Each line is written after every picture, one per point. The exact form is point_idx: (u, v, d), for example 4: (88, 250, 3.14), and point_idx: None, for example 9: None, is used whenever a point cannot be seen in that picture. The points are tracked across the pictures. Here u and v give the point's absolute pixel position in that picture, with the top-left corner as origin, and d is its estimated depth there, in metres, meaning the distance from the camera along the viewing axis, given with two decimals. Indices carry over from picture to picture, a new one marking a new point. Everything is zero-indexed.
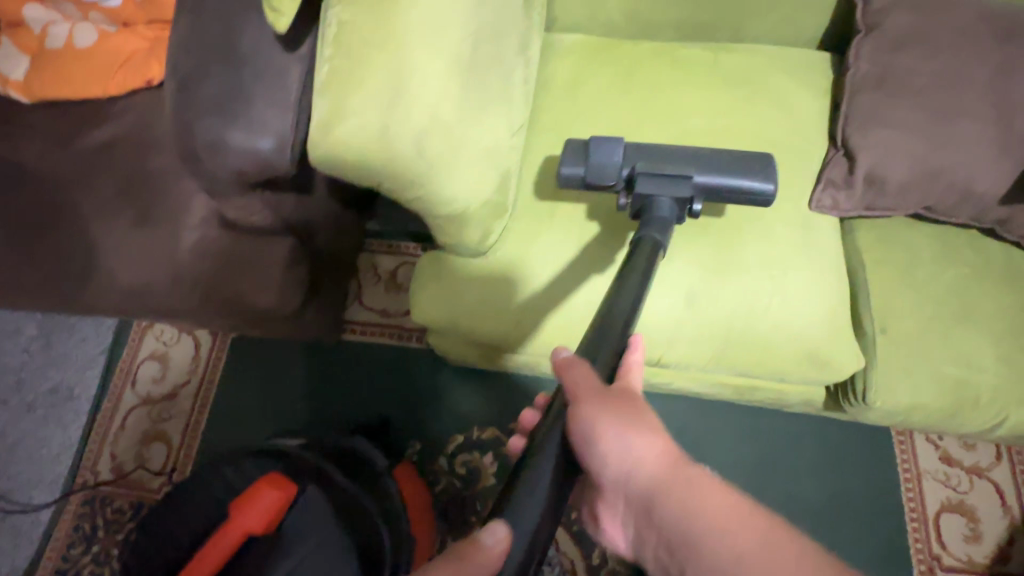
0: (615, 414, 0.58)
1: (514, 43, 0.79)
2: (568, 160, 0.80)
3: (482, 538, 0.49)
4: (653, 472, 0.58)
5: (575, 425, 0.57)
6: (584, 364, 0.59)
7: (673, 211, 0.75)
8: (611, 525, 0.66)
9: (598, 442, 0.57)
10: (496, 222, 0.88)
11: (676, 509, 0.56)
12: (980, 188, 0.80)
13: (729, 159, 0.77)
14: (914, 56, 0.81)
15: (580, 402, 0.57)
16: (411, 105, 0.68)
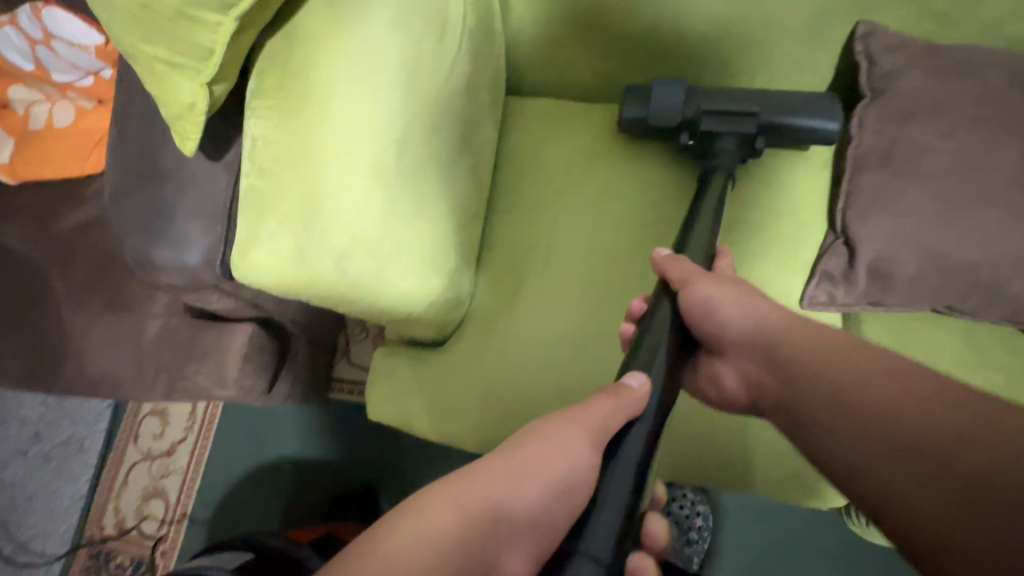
0: (729, 286, 0.62)
1: (456, 133, 0.72)
2: (629, 104, 0.79)
3: (628, 380, 0.54)
4: (770, 320, 0.59)
5: (689, 300, 0.62)
6: (683, 258, 0.66)
7: (738, 151, 0.75)
8: (730, 384, 0.64)
9: (714, 307, 0.61)
10: (453, 313, 0.82)
11: (798, 345, 0.56)
12: (1009, 289, 0.67)
13: (799, 99, 0.74)
14: (926, 132, 0.69)
15: (690, 278, 0.63)
16: (331, 225, 0.64)
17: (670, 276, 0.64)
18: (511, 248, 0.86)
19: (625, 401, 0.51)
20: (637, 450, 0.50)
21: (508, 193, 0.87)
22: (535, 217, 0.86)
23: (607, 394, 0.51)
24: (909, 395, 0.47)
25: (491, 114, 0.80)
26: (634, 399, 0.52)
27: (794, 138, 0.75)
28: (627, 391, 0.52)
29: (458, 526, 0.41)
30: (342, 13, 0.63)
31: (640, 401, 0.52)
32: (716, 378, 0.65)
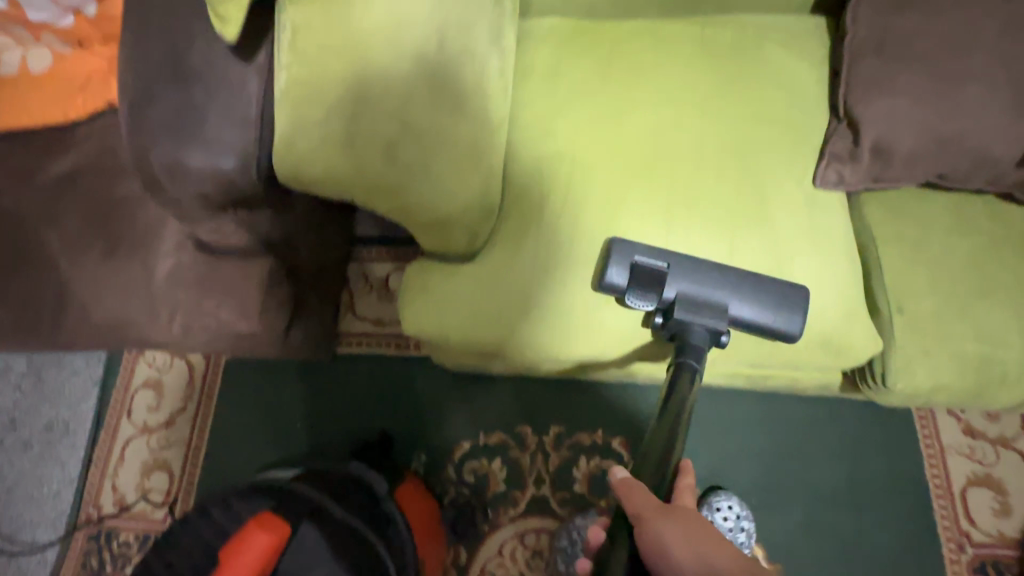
0: (684, 527, 0.61)
1: (486, 33, 0.73)
2: (612, 273, 0.75)
3: None
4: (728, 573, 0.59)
5: (644, 542, 0.61)
6: (638, 487, 0.66)
7: (704, 345, 0.75)
8: None
9: (670, 554, 0.59)
10: (484, 223, 0.82)
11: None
12: (994, 154, 0.75)
13: (770, 293, 0.74)
14: (915, 18, 0.76)
15: (644, 516, 0.62)
16: (378, 114, 0.64)
17: (629, 506, 0.64)
18: (535, 161, 0.86)
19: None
20: None
21: (527, 107, 0.88)
22: (556, 130, 0.86)
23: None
24: None
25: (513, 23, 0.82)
26: None
27: (757, 332, 0.77)
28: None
29: None
30: None
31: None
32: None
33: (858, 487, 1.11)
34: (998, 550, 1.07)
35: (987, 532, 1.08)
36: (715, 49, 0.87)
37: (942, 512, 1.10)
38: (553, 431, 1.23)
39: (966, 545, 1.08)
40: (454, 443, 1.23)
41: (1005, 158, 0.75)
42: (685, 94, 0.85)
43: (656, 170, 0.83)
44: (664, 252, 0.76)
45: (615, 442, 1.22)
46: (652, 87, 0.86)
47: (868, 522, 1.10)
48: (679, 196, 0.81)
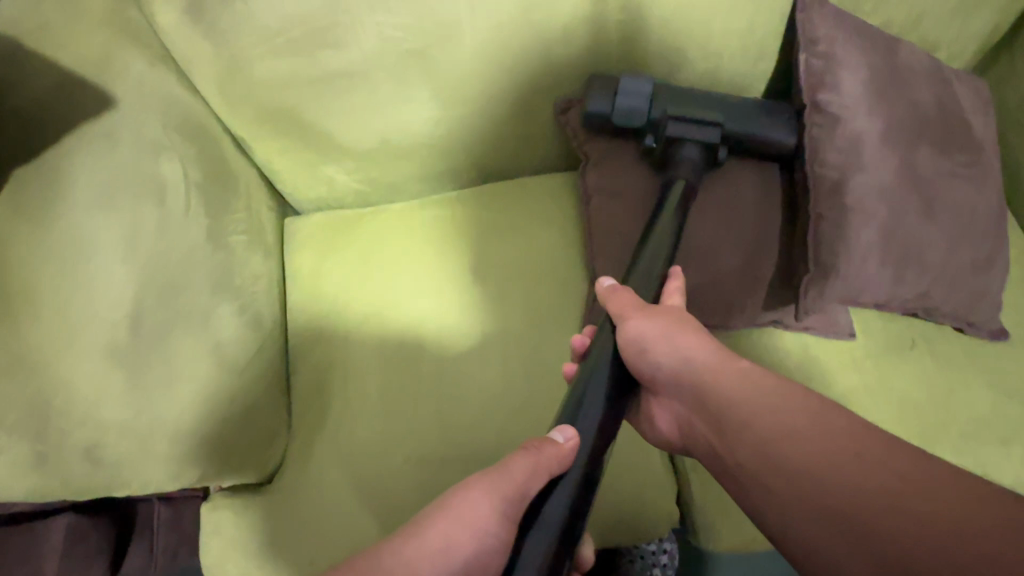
0: (665, 323, 0.62)
1: (206, 282, 0.72)
2: (592, 98, 0.74)
3: (553, 437, 0.53)
4: (698, 363, 0.61)
5: (625, 337, 0.62)
6: (624, 291, 0.66)
7: (699, 159, 0.75)
8: (665, 428, 0.66)
9: (649, 348, 0.61)
10: (269, 451, 0.80)
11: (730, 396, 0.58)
12: (738, 302, 0.75)
13: (760, 106, 0.76)
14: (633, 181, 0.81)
15: (627, 314, 0.63)
16: (68, 421, 0.60)
17: (612, 309, 0.64)
18: (312, 370, 0.84)
19: (547, 458, 0.51)
20: (559, 511, 0.50)
21: (300, 315, 0.87)
22: (330, 336, 0.84)
23: (529, 454, 0.51)
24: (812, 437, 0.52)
25: (254, 248, 0.80)
26: (558, 455, 0.52)
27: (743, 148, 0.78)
28: (552, 449, 0.52)
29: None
30: (36, 210, 0.62)
31: (567, 457, 0.52)
32: (652, 418, 0.67)
33: None
34: None
35: None
36: (472, 224, 0.87)
37: None
38: None
39: None
40: None
41: (748, 303, 0.75)
42: (451, 275, 0.84)
43: (425, 365, 0.80)
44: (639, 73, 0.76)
45: None
46: (412, 277, 0.85)
47: None
48: (450, 392, 0.79)
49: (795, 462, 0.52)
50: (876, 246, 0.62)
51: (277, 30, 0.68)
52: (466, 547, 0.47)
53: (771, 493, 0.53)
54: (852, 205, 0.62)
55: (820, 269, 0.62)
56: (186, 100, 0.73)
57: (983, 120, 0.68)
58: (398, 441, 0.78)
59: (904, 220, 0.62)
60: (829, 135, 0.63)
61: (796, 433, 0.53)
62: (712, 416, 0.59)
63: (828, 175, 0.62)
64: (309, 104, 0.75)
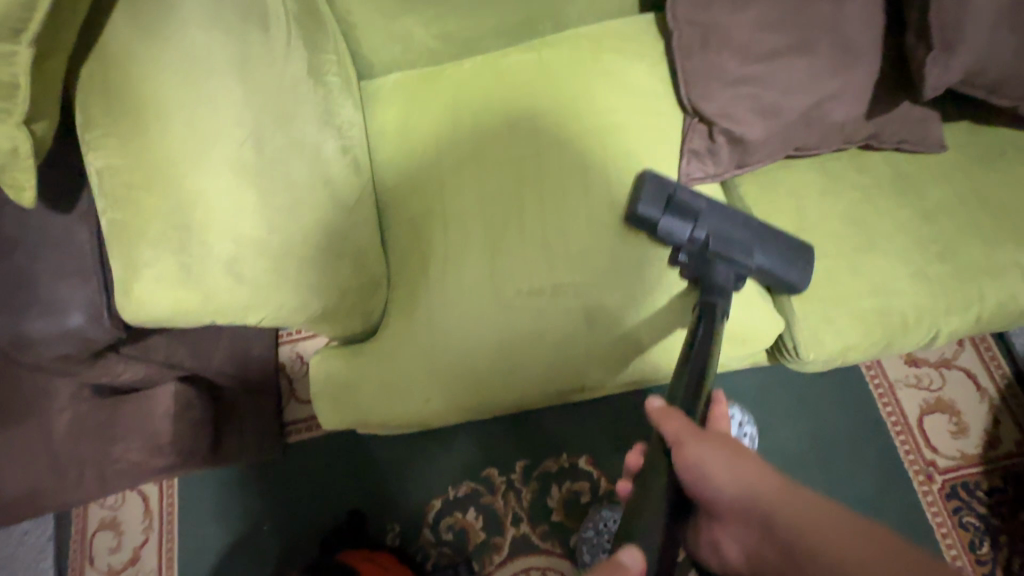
0: (725, 450, 0.56)
1: (312, 117, 0.71)
2: (647, 198, 0.74)
3: (621, 559, 0.49)
4: (761, 494, 0.56)
5: (686, 466, 0.56)
6: (676, 413, 0.60)
7: (730, 283, 0.73)
8: (735, 556, 0.60)
9: (710, 477, 0.55)
10: (375, 299, 0.82)
11: (789, 524, 0.54)
12: (839, 118, 0.75)
13: (792, 245, 0.76)
14: (726, 6, 0.74)
15: (683, 443, 0.56)
16: (208, 237, 0.61)
17: (666, 431, 0.58)
18: (408, 221, 0.84)
19: None
20: None
21: (386, 173, 0.87)
22: (421, 186, 0.84)
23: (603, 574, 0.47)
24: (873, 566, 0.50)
25: (347, 96, 0.80)
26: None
27: (771, 281, 0.76)
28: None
29: None
30: (156, 27, 0.61)
31: None
32: (717, 544, 0.62)
33: (823, 443, 1.11)
34: (964, 470, 1.08)
35: (950, 456, 1.09)
36: (554, 67, 0.85)
37: (905, 447, 1.11)
38: (520, 465, 1.20)
39: (935, 474, 1.08)
40: (425, 503, 1.19)
41: (848, 118, 0.75)
42: (537, 116, 0.83)
43: (524, 204, 0.81)
44: (692, 193, 0.78)
45: (580, 462, 1.19)
46: (500, 122, 0.84)
47: (838, 473, 1.10)
48: (553, 228, 0.80)
49: None
50: (998, 16, 0.63)
51: None
52: None
53: None
54: None
55: (941, 47, 0.63)
56: None
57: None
58: (495, 318, 0.79)
59: None
60: None
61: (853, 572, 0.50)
62: (777, 543, 0.55)
63: None
64: None
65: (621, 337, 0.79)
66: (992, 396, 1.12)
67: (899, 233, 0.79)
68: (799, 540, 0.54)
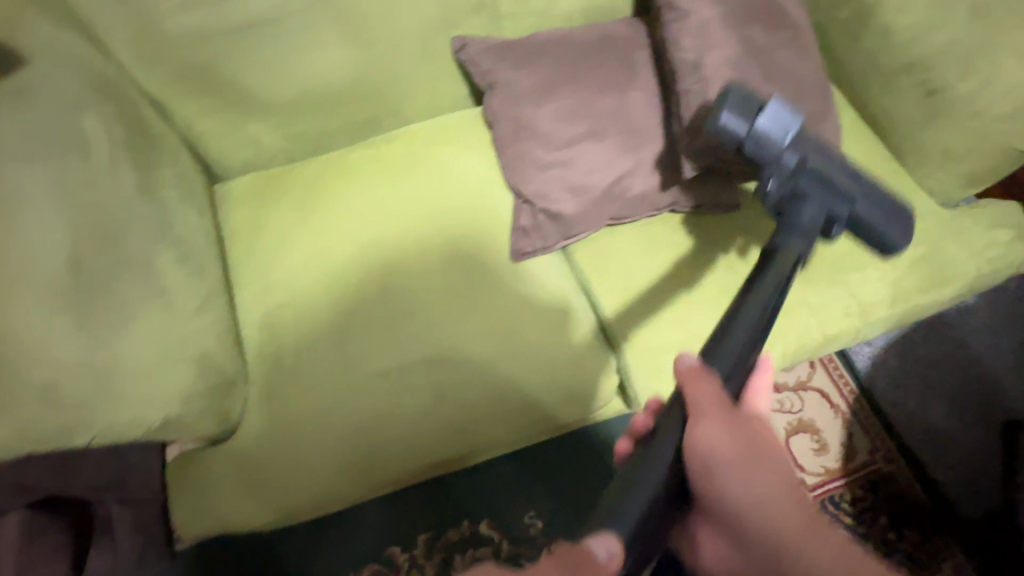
0: (739, 433, 0.54)
1: (143, 235, 0.74)
2: (732, 106, 0.62)
3: (594, 549, 0.43)
4: (766, 500, 0.54)
5: (692, 448, 0.53)
6: (708, 374, 0.55)
7: (817, 220, 0.63)
8: (709, 556, 0.62)
9: (715, 465, 0.53)
10: (230, 399, 0.81)
11: (784, 538, 0.54)
12: (640, 191, 0.84)
13: (889, 201, 0.65)
14: (531, 104, 0.84)
15: (707, 414, 0.53)
16: (18, 368, 0.60)
17: (690, 399, 0.54)
18: (263, 317, 0.87)
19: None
20: None
21: (239, 271, 0.89)
22: (272, 284, 0.87)
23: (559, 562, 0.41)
24: None
25: (187, 206, 0.83)
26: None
27: (866, 237, 0.67)
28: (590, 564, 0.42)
29: None
30: None
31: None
32: (696, 541, 0.63)
33: None
34: (829, 485, 1.17)
35: (816, 473, 1.18)
36: (395, 162, 0.93)
37: None
38: (422, 540, 1.18)
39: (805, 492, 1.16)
40: None
41: (647, 191, 0.84)
42: (381, 207, 0.90)
43: (372, 290, 0.86)
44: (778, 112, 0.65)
45: (482, 528, 1.19)
46: (344, 218, 0.89)
47: None
48: (400, 311, 0.85)
49: None
50: None
51: None
52: None
53: None
54: (708, 76, 0.75)
55: (692, 133, 0.76)
56: (99, 62, 0.75)
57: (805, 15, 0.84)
58: (352, 405, 0.82)
59: (752, 83, 0.76)
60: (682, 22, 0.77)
61: None
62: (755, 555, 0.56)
63: (689, 54, 0.76)
64: (224, 58, 0.79)
65: (474, 410, 0.82)
66: (845, 411, 1.23)
67: (711, 285, 0.89)
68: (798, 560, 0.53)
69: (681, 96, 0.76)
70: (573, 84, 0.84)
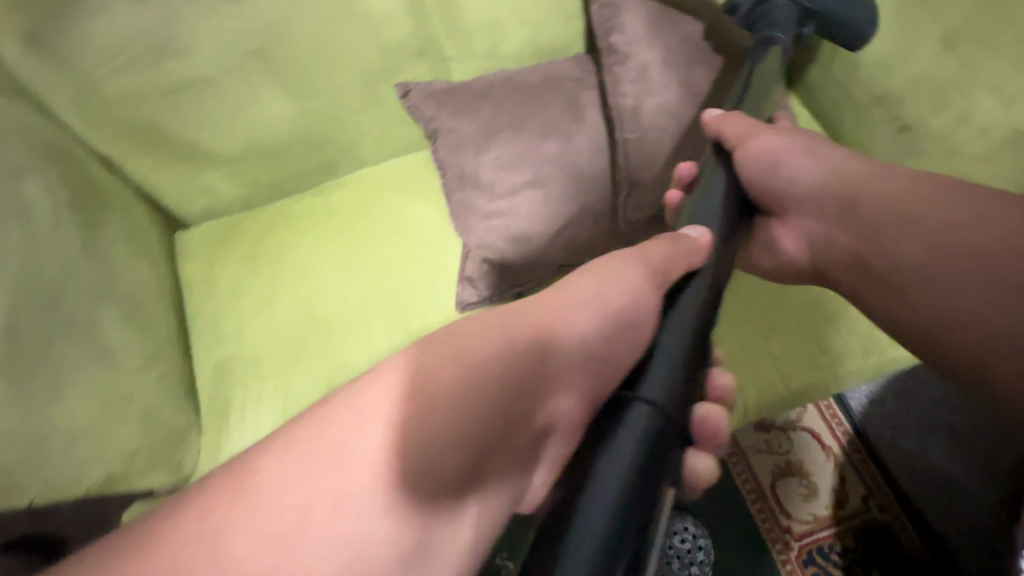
0: (784, 148, 0.66)
1: (87, 293, 0.76)
2: None
3: (687, 232, 0.54)
4: (844, 170, 0.65)
5: (747, 156, 0.65)
6: (737, 116, 0.68)
7: (791, 14, 0.76)
8: (792, 245, 0.70)
9: (779, 160, 0.66)
10: (180, 449, 0.82)
11: (877, 202, 0.62)
12: (587, 239, 0.81)
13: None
14: (473, 151, 0.82)
15: (745, 138, 0.66)
16: None
17: (726, 134, 0.67)
18: (212, 366, 0.87)
19: (685, 248, 0.51)
20: (677, 342, 0.44)
21: (193, 322, 0.91)
22: (222, 335, 0.88)
23: (668, 240, 0.51)
24: (980, 237, 0.56)
25: (136, 260, 0.85)
26: (695, 246, 0.52)
27: (839, 33, 0.75)
28: (689, 242, 0.52)
29: (458, 369, 0.38)
30: None
31: (703, 250, 0.52)
32: (775, 241, 0.71)
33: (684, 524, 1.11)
34: (817, 533, 1.09)
35: (804, 521, 1.10)
36: (345, 210, 0.93)
37: (762, 515, 1.11)
38: None
39: (791, 541, 1.09)
40: None
41: (596, 239, 0.81)
42: (328, 256, 0.89)
43: (315, 342, 0.85)
44: None
45: None
46: (291, 268, 0.89)
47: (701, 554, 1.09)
48: (343, 362, 0.83)
49: (924, 268, 0.59)
50: (670, 157, 0.78)
51: (115, 49, 0.72)
52: (619, 296, 0.47)
53: (929, 298, 0.58)
54: (644, 124, 0.77)
55: (629, 182, 0.79)
56: (46, 128, 0.77)
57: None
58: None
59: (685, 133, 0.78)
60: (621, 69, 0.78)
61: (944, 237, 0.58)
62: (865, 224, 0.62)
63: (627, 99, 0.78)
64: (167, 116, 0.80)
65: None
66: (837, 454, 1.15)
67: None
68: (884, 208, 0.61)
69: (620, 144, 0.79)
70: (514, 130, 0.81)
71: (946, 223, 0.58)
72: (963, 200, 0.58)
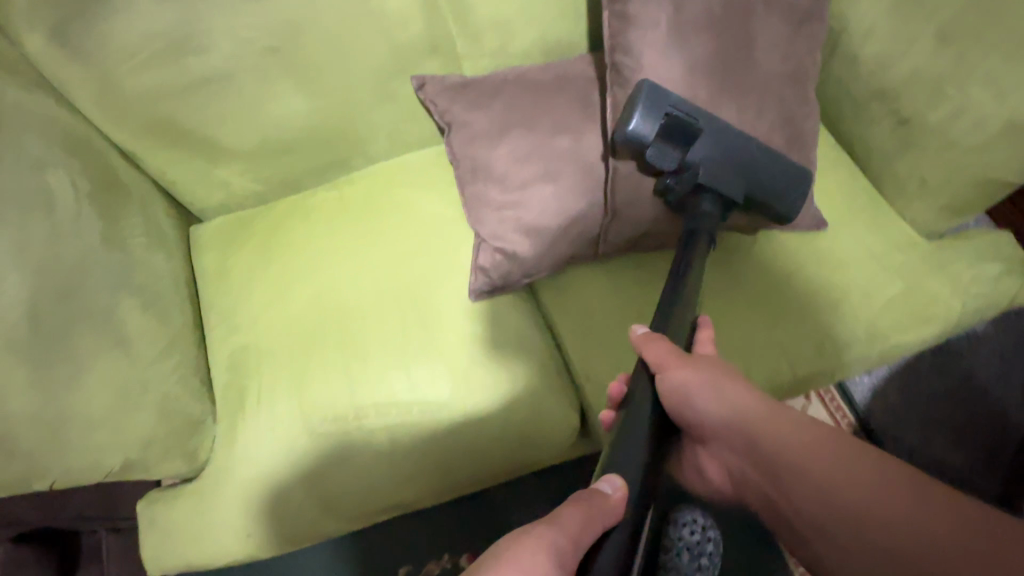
0: (706, 374, 0.62)
1: (107, 283, 0.77)
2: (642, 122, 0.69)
3: (601, 487, 0.50)
4: (745, 411, 0.63)
5: (665, 390, 0.62)
6: (659, 340, 0.64)
7: (715, 212, 0.77)
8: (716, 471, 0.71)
9: (693, 398, 0.62)
10: (196, 438, 0.83)
11: (774, 442, 0.61)
12: (595, 231, 0.84)
13: (784, 173, 0.76)
14: (487, 144, 0.85)
15: (663, 370, 0.61)
16: None
17: (647, 359, 0.63)
18: (226, 357, 0.88)
19: (597, 509, 0.48)
20: None
21: (207, 313, 0.92)
22: (237, 326, 0.89)
23: (581, 506, 0.48)
24: (860, 504, 0.56)
25: (154, 251, 0.86)
26: (609, 506, 0.49)
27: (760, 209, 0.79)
28: (604, 499, 0.49)
29: None
30: None
31: (618, 510, 0.49)
32: (702, 467, 0.73)
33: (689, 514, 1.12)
34: None
35: None
36: (358, 203, 0.95)
37: None
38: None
39: None
40: None
41: (604, 233, 0.83)
42: (341, 248, 0.91)
43: (328, 333, 0.86)
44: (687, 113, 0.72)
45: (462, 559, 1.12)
46: (306, 261, 0.90)
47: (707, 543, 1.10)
48: (356, 354, 0.85)
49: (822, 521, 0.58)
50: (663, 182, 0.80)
51: (139, 45, 0.75)
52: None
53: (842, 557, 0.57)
54: None
55: (624, 198, 0.79)
56: (68, 119, 0.79)
57: (788, 36, 0.80)
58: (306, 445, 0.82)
59: None
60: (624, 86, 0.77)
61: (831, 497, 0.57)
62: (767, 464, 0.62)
63: None
64: (186, 111, 0.82)
65: (428, 450, 0.82)
66: None
67: None
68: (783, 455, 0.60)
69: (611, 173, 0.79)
70: (526, 125, 0.84)
71: (826, 478, 0.58)
72: (861, 474, 0.57)
